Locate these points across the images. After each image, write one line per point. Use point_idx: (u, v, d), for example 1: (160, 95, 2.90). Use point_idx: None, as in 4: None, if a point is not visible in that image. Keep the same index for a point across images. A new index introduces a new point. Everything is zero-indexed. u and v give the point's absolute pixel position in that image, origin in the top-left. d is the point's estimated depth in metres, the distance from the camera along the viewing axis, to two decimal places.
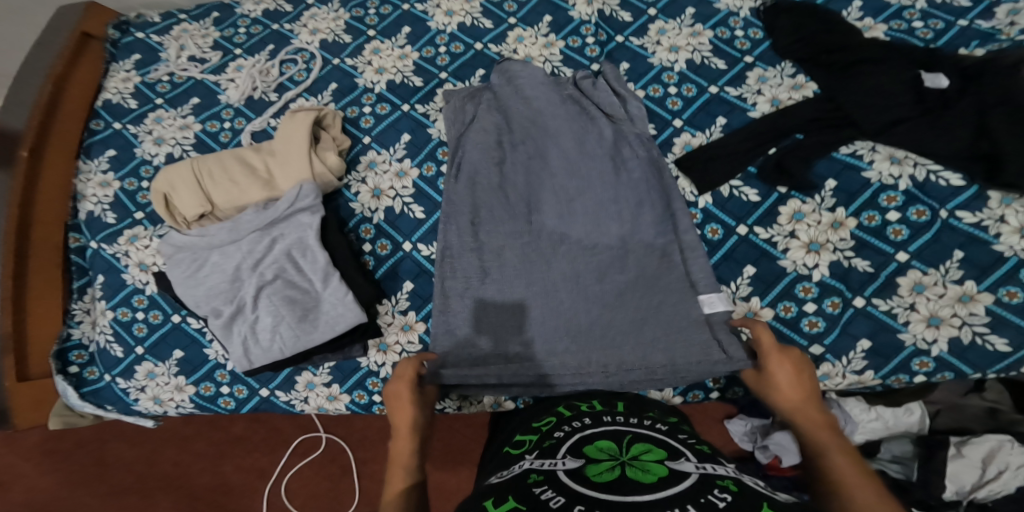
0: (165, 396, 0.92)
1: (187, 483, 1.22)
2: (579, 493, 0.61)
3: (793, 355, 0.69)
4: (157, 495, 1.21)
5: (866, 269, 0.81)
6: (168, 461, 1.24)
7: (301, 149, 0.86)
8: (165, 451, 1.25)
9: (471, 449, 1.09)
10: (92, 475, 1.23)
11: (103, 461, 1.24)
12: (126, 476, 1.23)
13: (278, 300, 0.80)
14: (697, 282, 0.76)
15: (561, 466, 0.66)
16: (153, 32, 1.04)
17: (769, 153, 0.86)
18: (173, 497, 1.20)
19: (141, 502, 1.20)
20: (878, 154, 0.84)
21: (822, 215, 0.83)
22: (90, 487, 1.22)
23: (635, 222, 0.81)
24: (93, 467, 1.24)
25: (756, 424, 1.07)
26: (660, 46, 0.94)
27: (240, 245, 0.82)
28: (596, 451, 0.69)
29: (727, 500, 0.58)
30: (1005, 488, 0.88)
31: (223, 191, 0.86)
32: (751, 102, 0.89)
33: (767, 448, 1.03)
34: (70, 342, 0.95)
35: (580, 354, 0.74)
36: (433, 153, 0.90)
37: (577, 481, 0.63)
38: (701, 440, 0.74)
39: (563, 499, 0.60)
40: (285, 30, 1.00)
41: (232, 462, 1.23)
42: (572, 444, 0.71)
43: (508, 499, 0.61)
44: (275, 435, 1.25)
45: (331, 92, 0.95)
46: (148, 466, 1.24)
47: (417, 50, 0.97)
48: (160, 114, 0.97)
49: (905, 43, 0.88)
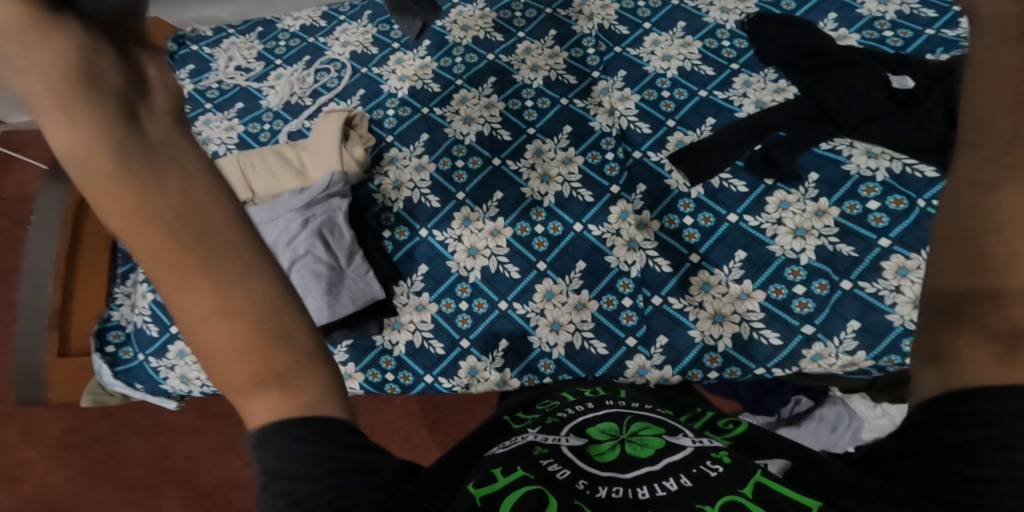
0: (191, 375, 0.99)
1: (196, 478, 1.22)
2: (583, 470, 0.65)
3: None
4: (165, 490, 1.21)
5: (851, 253, 0.87)
6: (179, 455, 1.24)
7: (332, 142, 0.95)
8: (177, 446, 1.25)
9: None
10: (104, 468, 1.24)
11: (115, 454, 1.25)
12: (137, 470, 1.23)
13: (307, 273, 0.87)
14: None
15: (564, 444, 0.70)
16: (206, 45, 1.15)
17: (755, 148, 0.94)
18: (183, 492, 1.21)
19: (151, 496, 1.21)
20: (856, 149, 0.91)
21: (806, 204, 0.90)
22: (102, 479, 1.23)
23: None
24: (105, 460, 1.24)
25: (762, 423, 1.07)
26: (654, 55, 1.04)
27: (277, 223, 0.91)
28: (598, 432, 0.73)
29: (719, 469, 0.60)
30: None
31: (262, 179, 0.95)
32: (737, 104, 0.98)
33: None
34: (109, 322, 1.02)
35: None
36: (448, 149, 1.00)
37: (579, 458, 0.67)
38: (693, 420, 0.77)
39: (568, 471, 0.64)
40: (320, 43, 1.12)
41: (241, 457, 1.23)
42: (576, 426, 0.75)
43: (517, 468, 0.62)
44: None
45: (359, 97, 1.06)
46: (159, 461, 1.24)
47: (437, 59, 1.08)
48: (209, 118, 1.07)
49: (877, 50, 0.96)
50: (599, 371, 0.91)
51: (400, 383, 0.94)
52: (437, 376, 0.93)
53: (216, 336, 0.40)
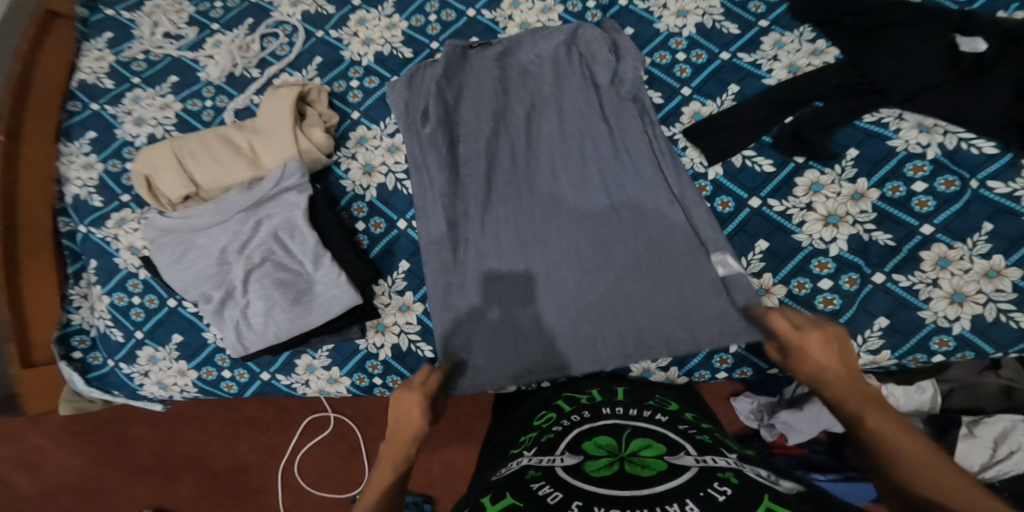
0: (168, 381, 0.91)
1: (206, 461, 1.19)
2: (577, 488, 0.58)
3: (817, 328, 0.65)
4: (181, 474, 1.18)
5: (887, 243, 0.75)
6: (186, 441, 1.20)
7: (285, 125, 0.82)
8: (182, 433, 1.21)
9: (477, 427, 1.10)
10: (114, 456, 1.19)
11: (124, 442, 1.20)
12: (149, 456, 1.19)
13: (269, 283, 0.78)
14: (707, 241, 0.74)
15: (558, 465, 0.62)
16: (123, 9, 1.01)
17: (784, 122, 0.80)
18: (195, 477, 1.18)
19: (165, 481, 1.17)
20: (905, 122, 0.78)
21: (842, 186, 0.77)
22: (116, 466, 1.18)
23: (599, 163, 0.79)
24: (115, 447, 1.20)
25: (762, 402, 1.02)
26: (666, 10, 0.89)
27: (225, 228, 0.79)
28: (593, 447, 0.65)
29: (727, 492, 0.54)
30: (1014, 468, 0.86)
31: (204, 170, 0.82)
32: (766, 69, 0.83)
33: (772, 426, 0.99)
34: (71, 326, 0.93)
35: (581, 195, 0.78)
36: (409, 127, 0.82)
37: (574, 474, 0.60)
38: (700, 429, 0.68)
39: (561, 494, 0.57)
40: (263, 2, 0.96)
41: (247, 442, 1.19)
42: (572, 441, 0.66)
43: (507, 495, 0.58)
44: (286, 415, 1.20)
45: (316, 66, 0.91)
46: (169, 447, 1.20)
47: (406, 18, 0.92)
48: (139, 94, 0.94)
49: (938, 6, 0.82)
50: (606, 372, 0.85)
51: (389, 387, 0.86)
52: None
53: (371, 494, 0.60)
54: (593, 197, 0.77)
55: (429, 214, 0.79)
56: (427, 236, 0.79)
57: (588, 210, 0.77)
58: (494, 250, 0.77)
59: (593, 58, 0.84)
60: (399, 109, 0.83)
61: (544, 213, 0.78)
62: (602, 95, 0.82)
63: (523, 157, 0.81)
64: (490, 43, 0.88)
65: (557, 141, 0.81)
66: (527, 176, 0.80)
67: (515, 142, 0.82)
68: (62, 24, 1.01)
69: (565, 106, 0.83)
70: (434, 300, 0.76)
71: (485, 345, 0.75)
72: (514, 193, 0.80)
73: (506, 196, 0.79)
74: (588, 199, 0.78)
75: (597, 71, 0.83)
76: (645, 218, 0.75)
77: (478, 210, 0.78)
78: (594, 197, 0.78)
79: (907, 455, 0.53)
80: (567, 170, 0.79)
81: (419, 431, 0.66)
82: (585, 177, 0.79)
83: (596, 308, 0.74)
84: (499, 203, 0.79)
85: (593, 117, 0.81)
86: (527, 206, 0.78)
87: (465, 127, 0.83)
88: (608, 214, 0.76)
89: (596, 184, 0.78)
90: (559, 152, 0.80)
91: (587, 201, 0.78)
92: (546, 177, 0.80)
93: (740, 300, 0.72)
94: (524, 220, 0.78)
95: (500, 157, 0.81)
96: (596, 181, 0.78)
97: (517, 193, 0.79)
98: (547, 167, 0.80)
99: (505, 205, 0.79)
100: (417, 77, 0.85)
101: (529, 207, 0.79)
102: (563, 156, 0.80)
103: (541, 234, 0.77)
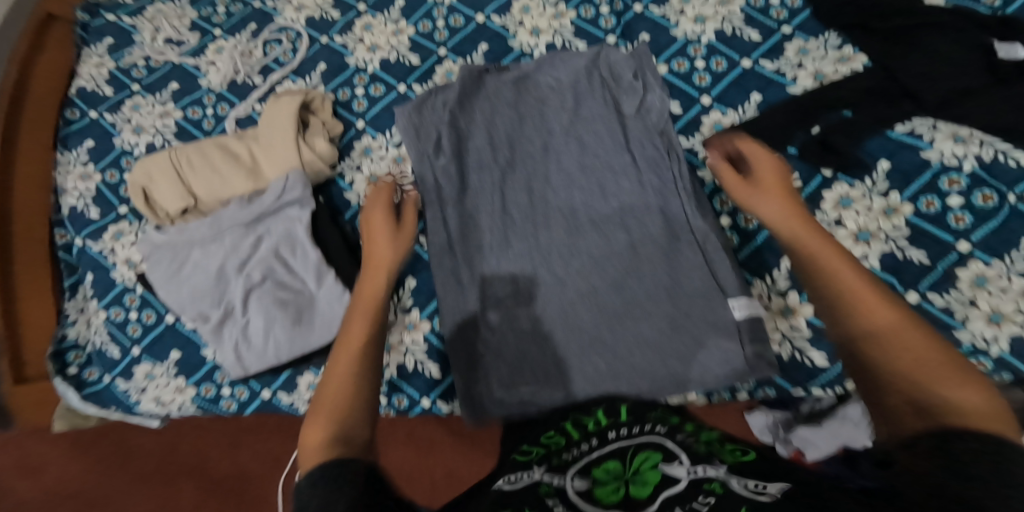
0: (166, 397, 0.86)
1: (208, 471, 1.14)
2: None
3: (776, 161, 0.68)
4: (180, 483, 1.13)
5: (921, 261, 0.69)
6: (188, 449, 1.15)
7: (286, 135, 0.78)
8: (183, 440, 1.16)
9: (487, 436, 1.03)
10: (116, 461, 1.15)
11: (125, 450, 1.16)
12: (150, 463, 1.14)
13: (269, 301, 0.74)
14: (725, 286, 0.71)
15: (567, 489, 0.51)
16: (124, 14, 0.99)
17: (811, 131, 0.76)
18: (196, 485, 1.13)
19: (165, 491, 1.12)
20: (940, 133, 0.73)
21: (873, 201, 0.72)
22: (114, 473, 1.14)
23: (618, 194, 0.76)
24: (115, 455, 1.15)
25: (778, 417, 0.97)
26: (684, 16, 0.86)
27: (223, 243, 0.76)
28: (602, 473, 0.52)
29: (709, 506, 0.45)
30: None
31: (204, 180, 0.79)
32: (790, 76, 0.79)
33: (789, 442, 0.94)
34: (65, 342, 0.89)
35: (599, 234, 0.75)
36: (421, 154, 0.79)
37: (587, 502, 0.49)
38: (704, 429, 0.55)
39: None
40: (267, 8, 0.94)
41: (247, 448, 1.15)
42: (573, 466, 0.53)
43: None
44: (288, 425, 1.16)
45: (319, 73, 0.88)
46: (170, 456, 1.15)
47: (413, 24, 0.89)
48: (138, 102, 0.91)
49: (971, 10, 0.79)
50: None
51: (394, 408, 0.81)
52: (434, 399, 0.80)
53: (355, 336, 0.58)
54: (613, 237, 0.75)
55: (440, 250, 0.76)
56: (439, 272, 0.76)
57: (607, 244, 0.74)
58: (512, 286, 0.75)
59: (618, 83, 0.80)
60: (410, 133, 0.80)
61: (559, 245, 0.75)
62: (627, 125, 0.79)
63: (539, 184, 0.78)
64: (509, 66, 0.84)
65: (576, 174, 0.78)
66: (546, 206, 0.77)
67: (529, 170, 0.79)
68: (61, 28, 1.02)
69: (584, 136, 0.79)
70: (447, 336, 0.75)
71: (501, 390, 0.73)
72: (528, 223, 0.77)
73: (519, 228, 0.77)
74: (606, 234, 0.75)
75: (621, 98, 0.79)
76: (667, 255, 0.73)
77: (497, 241, 0.77)
78: (615, 235, 0.75)
79: (841, 280, 0.51)
80: (586, 205, 0.76)
81: (380, 301, 0.62)
82: (602, 213, 0.76)
83: (612, 348, 0.72)
84: (514, 234, 0.77)
85: (616, 149, 0.78)
86: (542, 235, 0.76)
87: (476, 154, 0.80)
88: (630, 251, 0.74)
89: (618, 221, 0.75)
90: (577, 185, 0.77)
91: (605, 236, 0.75)
92: (563, 208, 0.77)
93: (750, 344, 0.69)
94: (540, 252, 0.76)
95: (515, 183, 0.79)
96: (615, 221, 0.75)
97: (531, 227, 0.77)
98: (563, 199, 0.77)
99: (521, 237, 0.77)
100: (428, 102, 0.81)
101: (544, 242, 0.76)
102: (583, 192, 0.77)
103: (557, 269, 0.75)
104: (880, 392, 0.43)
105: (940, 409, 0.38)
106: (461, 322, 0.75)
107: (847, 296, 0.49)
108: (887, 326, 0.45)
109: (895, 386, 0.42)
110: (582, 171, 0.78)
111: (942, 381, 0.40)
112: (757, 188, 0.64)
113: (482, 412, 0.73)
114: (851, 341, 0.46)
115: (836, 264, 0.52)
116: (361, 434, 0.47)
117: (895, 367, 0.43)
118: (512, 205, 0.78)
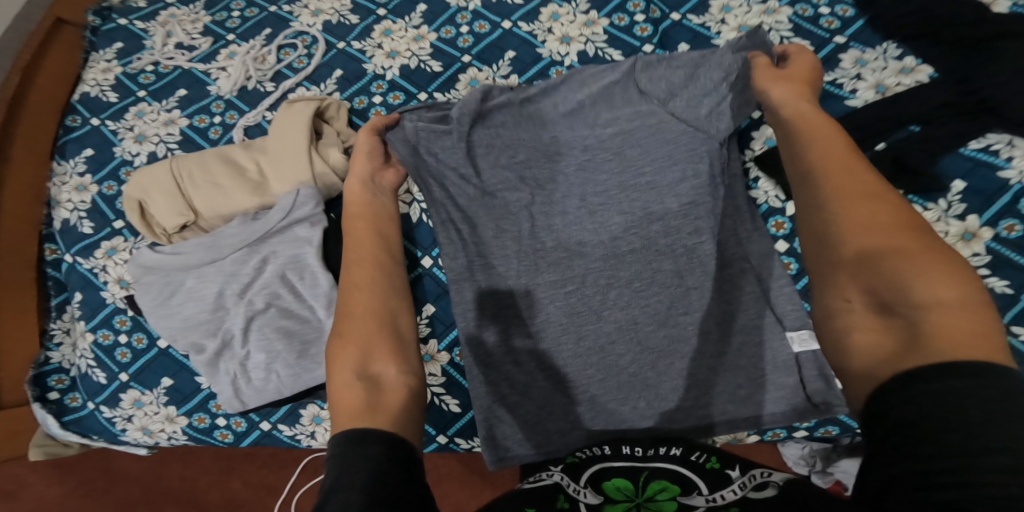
0: (153, 427, 0.78)
1: (195, 499, 1.03)
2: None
3: (803, 67, 0.67)
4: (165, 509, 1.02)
5: (1005, 291, 0.61)
6: (176, 475, 1.05)
7: (298, 146, 0.71)
8: (171, 465, 1.06)
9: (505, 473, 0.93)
10: (97, 485, 1.05)
11: (108, 473, 1.06)
12: (133, 490, 1.04)
13: (273, 332, 0.67)
14: (783, 316, 0.64)
15: (579, 500, 0.49)
16: (137, 18, 0.94)
17: (877, 148, 0.69)
18: None
19: None
20: (1018, 150, 0.66)
21: (948, 225, 0.64)
22: (97, 499, 1.03)
23: (664, 207, 0.68)
24: (99, 479, 1.05)
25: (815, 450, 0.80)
26: (725, 25, 0.80)
27: (222, 267, 0.69)
28: (613, 488, 0.51)
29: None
30: None
31: (206, 195, 0.72)
32: (848, 88, 0.73)
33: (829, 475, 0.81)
34: (48, 366, 0.82)
35: (642, 258, 0.67)
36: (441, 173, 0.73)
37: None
38: (713, 451, 0.53)
39: None
40: (283, 12, 0.89)
41: (240, 477, 1.04)
42: (587, 473, 0.53)
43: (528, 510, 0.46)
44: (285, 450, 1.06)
45: (335, 80, 0.82)
46: (156, 481, 1.05)
47: (435, 29, 0.84)
48: (142, 108, 0.85)
49: None
50: None
51: None
52: (452, 436, 0.74)
53: (359, 269, 0.61)
54: (656, 262, 0.67)
55: (463, 274, 0.69)
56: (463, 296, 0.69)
57: (650, 267, 0.67)
58: (543, 314, 0.67)
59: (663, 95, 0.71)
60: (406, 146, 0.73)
61: (596, 269, 0.68)
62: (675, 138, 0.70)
63: (570, 201, 0.71)
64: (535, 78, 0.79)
65: (613, 192, 0.70)
66: (579, 225, 0.70)
67: (562, 187, 0.72)
68: (71, 32, 0.96)
69: (625, 148, 0.71)
70: (475, 374, 0.67)
71: (528, 426, 0.66)
72: (559, 244, 0.70)
73: (549, 249, 0.70)
74: (647, 257, 0.67)
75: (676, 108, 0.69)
76: (721, 279, 0.65)
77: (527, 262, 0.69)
78: (659, 260, 0.67)
79: (826, 175, 0.52)
80: (626, 225, 0.69)
81: (372, 221, 0.67)
82: (643, 235, 0.68)
83: (655, 387, 0.65)
84: (545, 256, 0.69)
85: (665, 163, 0.69)
86: (577, 259, 0.69)
87: (503, 169, 0.73)
88: (673, 279, 0.66)
89: (665, 243, 0.67)
90: (614, 204, 0.70)
91: (647, 260, 0.67)
92: (598, 227, 0.69)
93: (810, 381, 0.63)
94: (572, 277, 0.68)
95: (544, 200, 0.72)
96: (660, 245, 0.67)
97: (562, 251, 0.69)
98: (598, 219, 0.70)
99: (553, 259, 0.69)
100: (441, 125, 0.74)
101: (577, 266, 0.69)
102: (623, 212, 0.69)
103: (594, 296, 0.67)
104: (845, 292, 0.47)
105: (913, 315, 0.41)
106: (483, 354, 0.67)
107: (832, 190, 0.50)
108: (863, 218, 0.47)
109: (862, 286, 0.45)
110: (622, 187, 0.70)
111: (917, 283, 0.42)
112: (782, 90, 0.64)
113: (506, 451, 0.66)
114: (829, 237, 0.49)
115: (824, 156, 0.54)
116: (387, 372, 0.53)
117: (881, 266, 0.44)
118: (539, 227, 0.71)
